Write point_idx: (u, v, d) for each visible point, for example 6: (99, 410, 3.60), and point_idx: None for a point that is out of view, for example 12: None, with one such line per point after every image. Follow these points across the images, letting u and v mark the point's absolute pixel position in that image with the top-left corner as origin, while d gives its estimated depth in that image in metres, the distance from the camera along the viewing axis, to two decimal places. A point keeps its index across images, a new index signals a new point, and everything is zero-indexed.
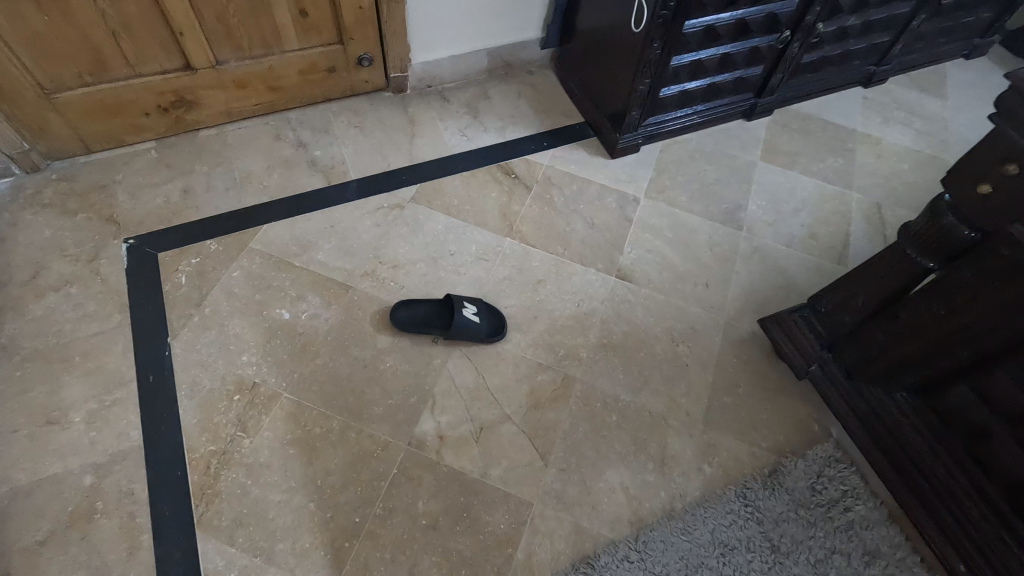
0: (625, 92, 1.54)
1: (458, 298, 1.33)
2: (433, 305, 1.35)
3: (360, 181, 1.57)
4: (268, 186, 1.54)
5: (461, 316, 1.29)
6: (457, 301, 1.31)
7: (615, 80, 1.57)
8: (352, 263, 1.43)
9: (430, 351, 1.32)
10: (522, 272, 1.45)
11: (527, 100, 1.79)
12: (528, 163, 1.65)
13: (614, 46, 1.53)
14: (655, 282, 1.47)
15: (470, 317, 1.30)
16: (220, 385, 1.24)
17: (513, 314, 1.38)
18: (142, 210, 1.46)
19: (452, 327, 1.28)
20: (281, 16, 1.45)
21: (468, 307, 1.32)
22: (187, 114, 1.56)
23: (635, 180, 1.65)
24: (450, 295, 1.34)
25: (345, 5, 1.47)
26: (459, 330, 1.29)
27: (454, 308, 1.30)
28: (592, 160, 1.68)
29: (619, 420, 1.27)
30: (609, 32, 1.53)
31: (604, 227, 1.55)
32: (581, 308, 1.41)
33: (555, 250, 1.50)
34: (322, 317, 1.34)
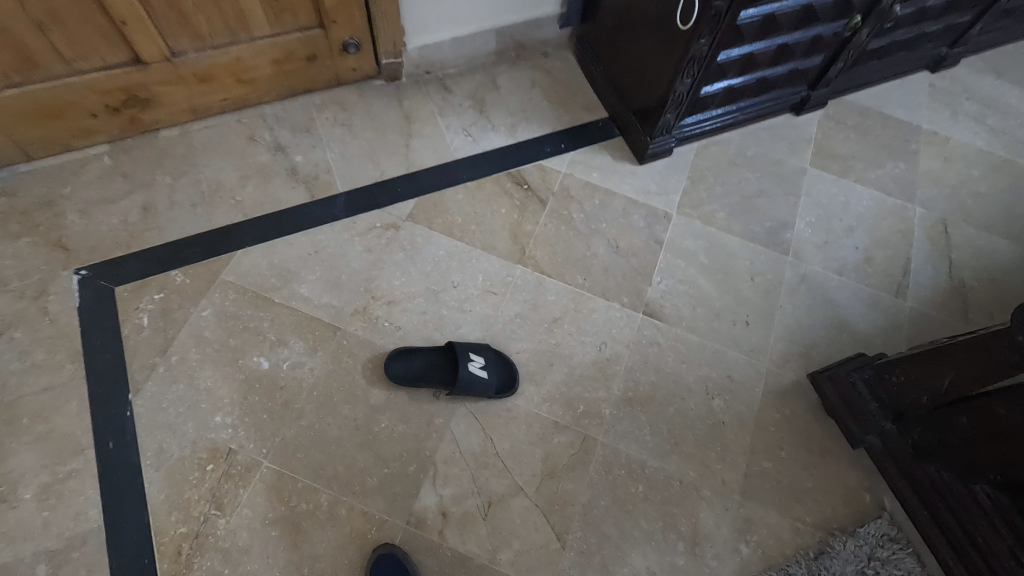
0: (660, 92, 1.30)
1: (465, 348, 1.16)
2: (437, 353, 1.18)
3: (348, 194, 1.35)
4: (241, 201, 1.32)
5: (467, 369, 1.13)
6: (463, 352, 1.14)
7: (648, 76, 1.32)
8: (340, 298, 1.24)
9: (432, 407, 1.15)
10: (535, 309, 1.26)
11: (542, 90, 1.54)
12: (543, 171, 1.42)
13: (648, 35, 1.27)
14: (688, 321, 1.28)
15: (478, 370, 1.13)
16: (191, 452, 1.08)
17: (526, 361, 1.21)
18: (96, 232, 1.26)
19: (458, 383, 1.11)
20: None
21: (476, 358, 1.15)
22: (143, 113, 1.32)
23: (666, 191, 1.43)
24: (455, 342, 1.17)
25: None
26: (466, 386, 1.12)
27: (459, 361, 1.13)
28: (616, 166, 1.45)
29: (645, 490, 1.12)
30: (643, 16, 1.27)
31: (630, 252, 1.35)
32: (602, 352, 1.23)
33: (574, 281, 1.30)
34: (306, 366, 1.17)
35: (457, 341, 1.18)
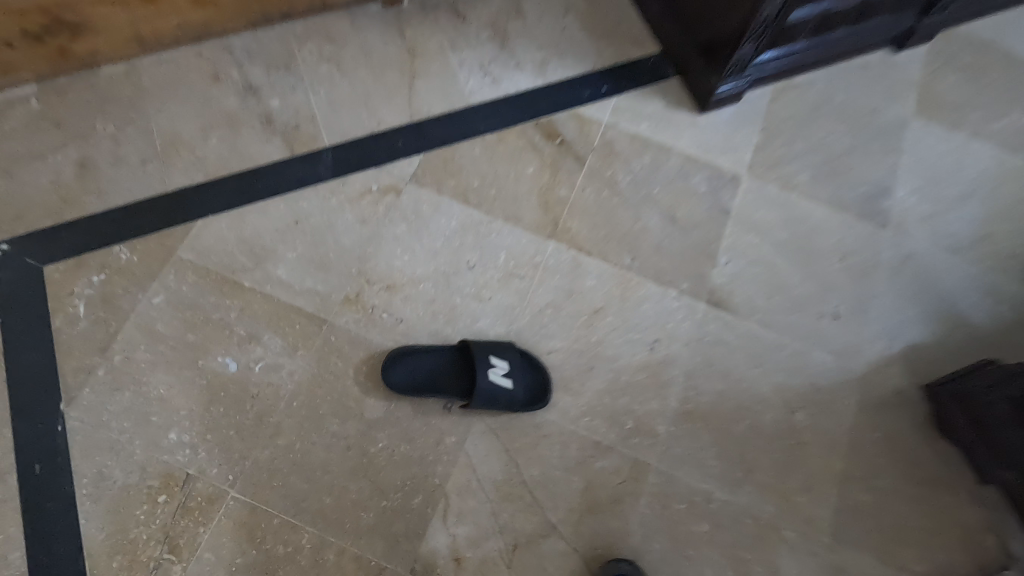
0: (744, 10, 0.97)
1: (484, 351, 0.92)
2: (450, 355, 0.95)
3: (336, 150, 1.08)
4: (203, 157, 1.05)
5: (487, 379, 0.89)
6: (481, 358, 0.91)
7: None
8: (327, 283, 0.99)
9: (442, 423, 0.92)
10: (571, 298, 1.01)
11: (579, 17, 1.23)
12: (580, 120, 1.14)
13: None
14: (763, 314, 1.02)
15: (501, 381, 0.90)
16: (138, 479, 0.86)
17: (560, 364, 0.96)
18: (20, 196, 1.00)
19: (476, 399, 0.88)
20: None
21: (498, 365, 0.91)
22: (75, 42, 1.04)
23: (733, 148, 1.14)
24: (473, 342, 0.93)
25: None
26: (486, 402, 0.89)
27: (477, 370, 0.89)
28: (671, 116, 1.16)
29: (710, 530, 0.89)
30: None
31: (689, 224, 1.07)
32: (656, 352, 0.98)
33: (619, 261, 1.04)
34: (284, 369, 0.93)
35: (474, 341, 0.94)
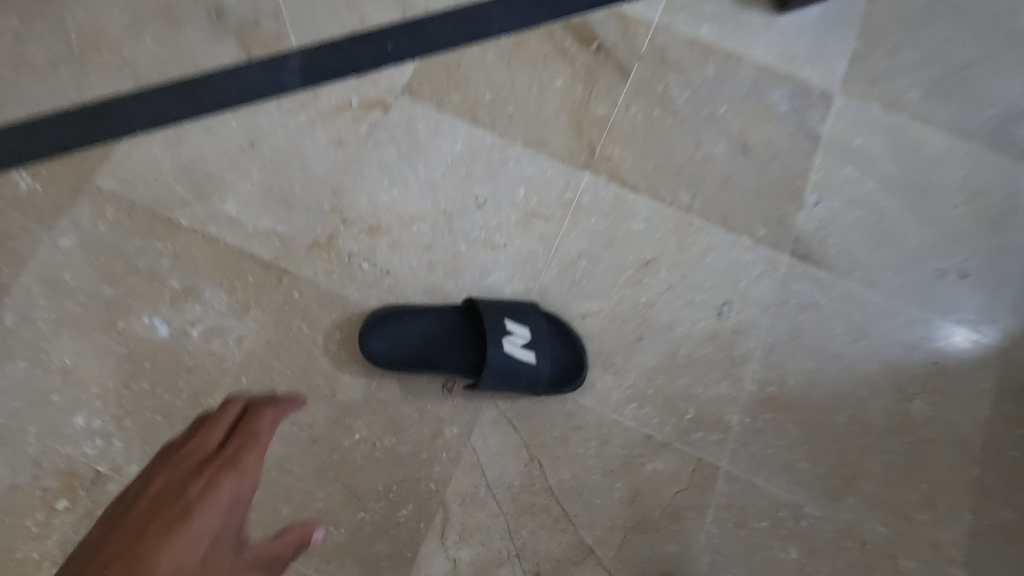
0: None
1: (498, 316, 0.68)
2: (453, 318, 0.71)
3: (306, 54, 0.83)
4: (131, 60, 0.80)
5: (501, 356, 0.66)
6: (494, 326, 0.67)
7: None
8: (290, 222, 0.75)
9: (440, 409, 0.69)
10: (611, 246, 0.76)
11: None
12: (622, 20, 0.86)
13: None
14: (866, 271, 0.77)
15: (520, 357, 0.67)
16: (33, 478, 0.65)
17: (597, 333, 0.72)
18: None
19: (485, 383, 0.66)
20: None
21: (516, 335, 0.67)
22: None
23: (823, 57, 0.86)
24: (483, 303, 0.69)
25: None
26: (500, 385, 0.67)
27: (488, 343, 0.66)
28: (741, 17, 0.87)
29: (800, 557, 0.66)
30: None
31: (767, 153, 0.82)
32: (725, 320, 0.74)
33: (675, 199, 0.79)
34: (230, 335, 0.70)
35: (485, 300, 0.69)
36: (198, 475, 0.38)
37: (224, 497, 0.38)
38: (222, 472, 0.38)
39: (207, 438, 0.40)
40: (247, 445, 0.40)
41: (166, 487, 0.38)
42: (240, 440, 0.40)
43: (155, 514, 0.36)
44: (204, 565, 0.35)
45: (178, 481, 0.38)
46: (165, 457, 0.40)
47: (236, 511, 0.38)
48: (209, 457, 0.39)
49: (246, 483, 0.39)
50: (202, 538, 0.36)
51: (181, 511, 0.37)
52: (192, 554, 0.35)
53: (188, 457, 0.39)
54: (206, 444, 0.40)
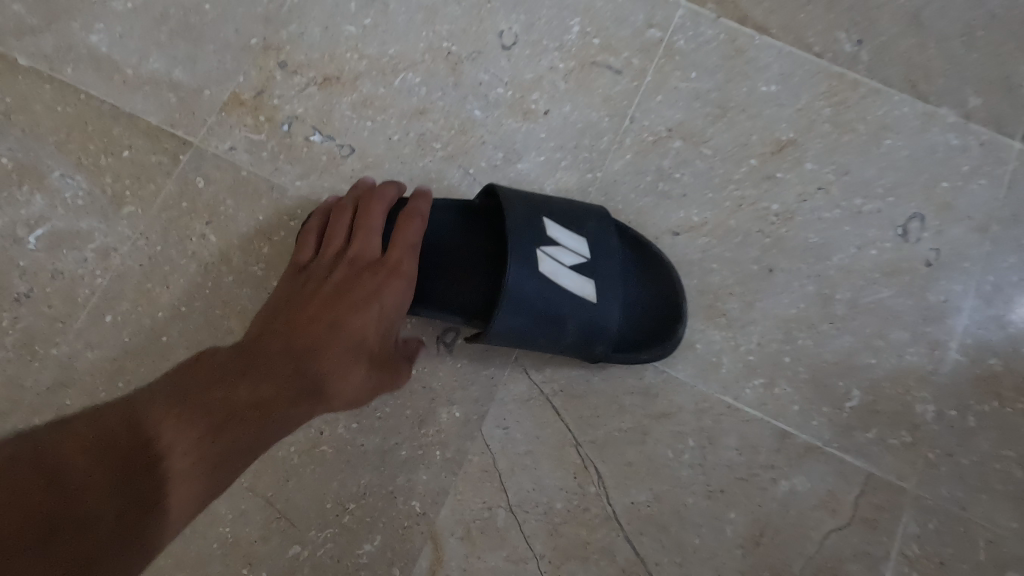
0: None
1: (533, 217, 0.38)
2: (455, 219, 0.41)
3: None
4: None
5: (532, 282, 0.37)
6: (523, 242, 0.37)
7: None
8: (193, 67, 0.45)
9: (432, 379, 0.41)
10: (723, 119, 0.46)
11: None
12: None
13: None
14: None
15: (566, 290, 0.38)
16: None
17: (696, 260, 0.43)
18: None
19: (495, 328, 0.37)
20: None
21: (562, 253, 0.38)
22: None
23: None
24: (509, 195, 0.39)
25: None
26: (522, 335, 0.38)
27: (510, 272, 0.36)
28: None
29: None
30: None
31: None
32: (915, 244, 0.44)
33: (832, 44, 0.47)
34: (90, 248, 0.43)
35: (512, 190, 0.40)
36: (368, 266, 0.37)
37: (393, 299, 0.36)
38: (397, 260, 0.37)
39: (369, 233, 0.38)
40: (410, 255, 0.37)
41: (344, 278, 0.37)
42: (399, 244, 0.37)
43: (341, 286, 0.37)
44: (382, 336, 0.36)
45: (354, 268, 0.37)
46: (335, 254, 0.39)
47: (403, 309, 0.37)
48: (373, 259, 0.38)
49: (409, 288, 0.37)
50: (383, 318, 0.36)
51: (357, 292, 0.36)
52: (379, 325, 0.36)
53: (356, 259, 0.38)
54: (368, 248, 0.38)
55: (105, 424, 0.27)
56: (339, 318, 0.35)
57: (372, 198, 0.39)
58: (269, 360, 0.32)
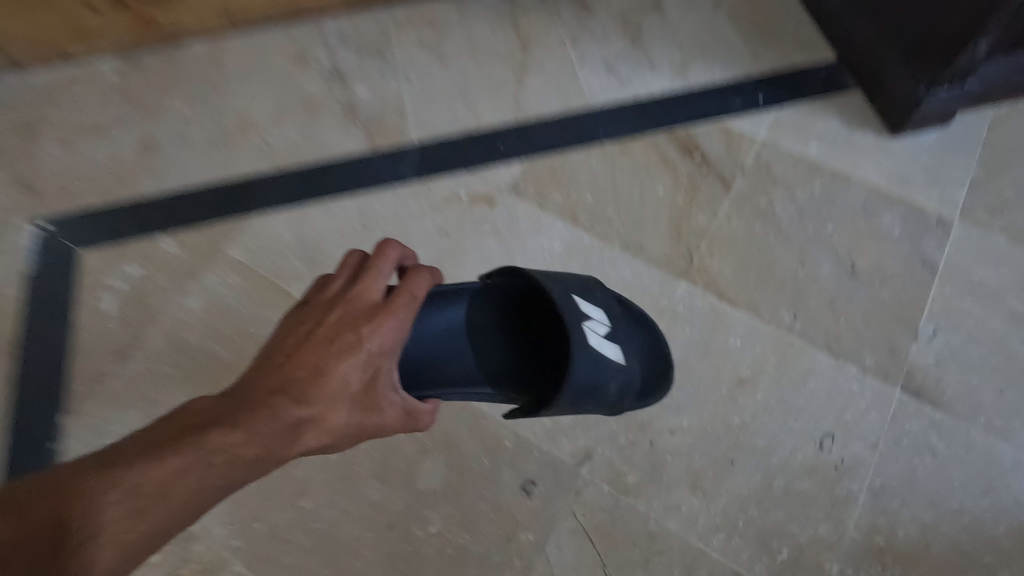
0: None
1: (568, 297, 0.61)
2: (478, 312, 0.66)
3: (424, 149, 0.90)
4: (275, 146, 0.91)
5: (586, 360, 0.58)
6: (576, 323, 0.59)
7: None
8: None
9: (517, 512, 0.67)
10: (706, 357, 0.74)
11: (731, 14, 0.99)
12: (727, 136, 0.89)
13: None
14: (993, 416, 0.70)
15: (606, 350, 0.61)
16: None
17: (686, 450, 0.69)
18: (72, 173, 0.90)
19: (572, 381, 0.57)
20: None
21: (594, 326, 0.61)
22: (160, 14, 0.94)
23: (934, 183, 0.84)
24: (537, 274, 0.62)
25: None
26: (585, 387, 0.59)
27: (579, 346, 0.57)
28: (847, 138, 0.88)
29: None
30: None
31: (877, 279, 0.78)
32: (829, 452, 0.69)
33: (776, 316, 0.76)
34: None
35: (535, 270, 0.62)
36: (363, 309, 0.50)
37: (372, 343, 0.49)
38: (394, 307, 0.51)
39: (374, 279, 0.52)
40: (392, 307, 0.51)
41: (340, 320, 0.49)
42: (400, 294, 0.52)
43: (337, 326, 0.49)
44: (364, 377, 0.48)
45: (352, 309, 0.50)
46: (336, 296, 0.51)
47: (383, 350, 0.50)
48: (367, 305, 0.51)
49: (389, 331, 0.50)
50: (369, 360, 0.49)
51: (349, 336, 0.48)
52: (360, 367, 0.48)
53: (352, 303, 0.50)
54: (368, 295, 0.51)
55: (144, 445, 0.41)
56: (329, 362, 0.47)
57: (387, 244, 0.54)
58: (264, 400, 0.45)
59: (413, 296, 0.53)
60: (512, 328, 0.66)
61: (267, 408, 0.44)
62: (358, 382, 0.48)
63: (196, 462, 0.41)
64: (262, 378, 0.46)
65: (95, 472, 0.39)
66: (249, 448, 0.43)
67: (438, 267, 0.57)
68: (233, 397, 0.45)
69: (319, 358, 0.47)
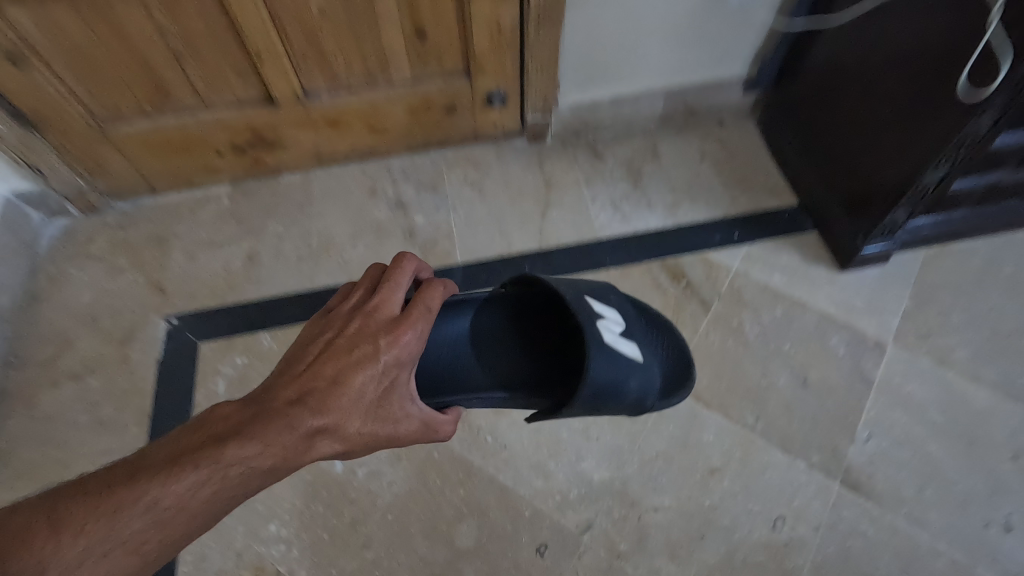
0: (914, 158, 0.90)
1: (581, 300, 0.74)
2: (496, 318, 0.82)
3: (466, 269, 1.15)
4: (350, 262, 1.16)
5: (604, 354, 0.70)
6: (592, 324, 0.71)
7: (890, 137, 0.94)
8: None
9: (532, 568, 0.87)
10: (684, 450, 0.93)
11: (714, 164, 1.24)
12: (708, 266, 1.12)
13: (905, 71, 0.87)
14: (912, 508, 0.89)
15: (621, 348, 0.74)
16: (233, 566, 0.88)
17: (666, 525, 0.89)
18: (194, 278, 1.16)
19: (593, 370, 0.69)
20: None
21: (606, 327, 0.74)
22: (267, 156, 1.22)
23: (875, 311, 1.05)
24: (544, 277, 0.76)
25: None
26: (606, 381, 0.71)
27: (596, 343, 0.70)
28: (805, 270, 1.10)
29: None
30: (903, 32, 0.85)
31: (824, 389, 0.98)
32: (779, 531, 0.88)
33: (742, 418, 0.96)
34: (385, 479, 0.92)
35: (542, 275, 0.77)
36: (377, 323, 0.59)
37: (383, 358, 0.57)
38: (405, 321, 0.59)
39: (389, 296, 0.61)
40: (402, 322, 0.59)
41: (354, 335, 0.57)
42: (412, 307, 0.60)
43: (354, 338, 0.57)
44: (373, 391, 0.56)
45: (367, 324, 0.58)
46: (355, 312, 0.60)
47: (394, 364, 0.57)
48: (380, 321, 0.59)
49: (399, 345, 0.58)
50: (378, 375, 0.56)
51: (361, 350, 0.56)
52: (369, 379, 0.56)
53: (367, 318, 0.59)
54: (382, 312, 0.60)
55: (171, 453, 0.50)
56: (343, 376, 0.55)
57: (401, 259, 0.63)
58: (280, 413, 0.53)
59: (424, 309, 0.61)
60: (518, 331, 0.82)
61: (281, 421, 0.52)
62: (367, 396, 0.56)
63: (215, 470, 0.49)
64: (282, 392, 0.54)
65: (129, 479, 0.48)
66: (265, 457, 0.51)
67: (450, 284, 0.68)
68: (252, 410, 0.53)
69: (335, 372, 0.55)
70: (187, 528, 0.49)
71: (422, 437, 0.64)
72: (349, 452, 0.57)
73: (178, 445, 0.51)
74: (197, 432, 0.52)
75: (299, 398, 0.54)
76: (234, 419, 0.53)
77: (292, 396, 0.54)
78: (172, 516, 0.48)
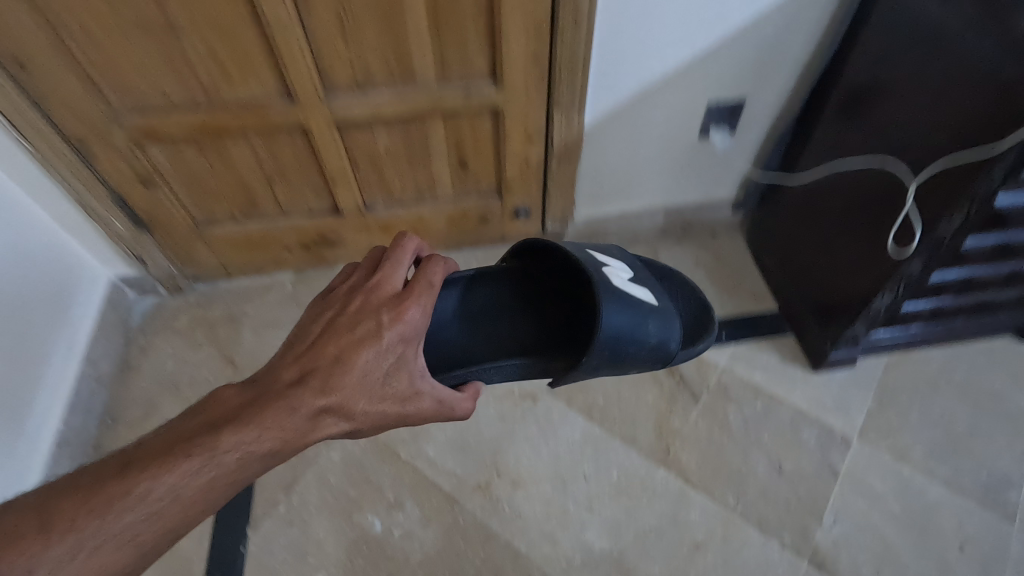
0: (864, 288, 1.09)
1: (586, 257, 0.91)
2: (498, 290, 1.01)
3: None
4: None
5: (614, 295, 0.85)
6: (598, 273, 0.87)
7: (847, 263, 1.13)
8: (462, 467, 1.16)
9: None
10: (674, 525, 1.09)
11: (707, 271, 1.44)
12: (699, 361, 1.30)
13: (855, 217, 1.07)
14: None
15: (627, 290, 0.89)
16: None
17: None
18: (260, 354, 1.37)
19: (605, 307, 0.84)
20: (437, 138, 1.20)
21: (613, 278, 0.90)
22: (327, 251, 1.45)
23: (842, 409, 1.22)
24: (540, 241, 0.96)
25: (510, 107, 1.14)
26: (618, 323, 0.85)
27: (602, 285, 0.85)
28: (783, 369, 1.28)
29: None
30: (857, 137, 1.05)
31: (796, 477, 1.14)
32: None
33: (724, 499, 1.12)
34: (417, 539, 1.09)
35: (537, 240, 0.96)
36: (380, 299, 0.70)
37: (383, 340, 0.67)
38: (406, 295, 0.71)
39: (388, 279, 0.72)
40: (398, 303, 0.70)
41: (356, 314, 0.68)
42: (410, 281, 0.73)
43: (358, 314, 0.68)
44: (376, 370, 0.66)
45: (368, 302, 0.70)
46: (356, 295, 0.71)
47: (397, 340, 0.68)
48: (377, 300, 0.70)
49: (401, 323, 0.68)
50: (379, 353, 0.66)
51: (363, 328, 0.67)
52: (371, 356, 0.65)
53: (367, 300, 0.70)
54: (380, 292, 0.71)
55: (165, 446, 0.58)
56: (345, 356, 0.65)
57: (399, 244, 0.76)
58: (277, 400, 0.62)
59: (425, 283, 0.74)
60: (519, 299, 1.01)
61: (280, 408, 0.61)
62: (369, 374, 0.65)
63: (208, 459, 0.57)
64: (283, 378, 0.64)
65: (125, 470, 0.55)
66: (260, 440, 0.59)
67: (449, 260, 0.81)
68: (251, 398, 0.62)
69: (337, 353, 0.65)
70: (183, 518, 0.56)
71: (435, 413, 0.74)
72: (354, 427, 0.66)
73: (179, 432, 0.59)
74: (198, 418, 0.61)
75: (294, 385, 0.63)
76: (232, 408, 0.61)
77: (292, 381, 0.63)
78: (166, 505, 0.55)
